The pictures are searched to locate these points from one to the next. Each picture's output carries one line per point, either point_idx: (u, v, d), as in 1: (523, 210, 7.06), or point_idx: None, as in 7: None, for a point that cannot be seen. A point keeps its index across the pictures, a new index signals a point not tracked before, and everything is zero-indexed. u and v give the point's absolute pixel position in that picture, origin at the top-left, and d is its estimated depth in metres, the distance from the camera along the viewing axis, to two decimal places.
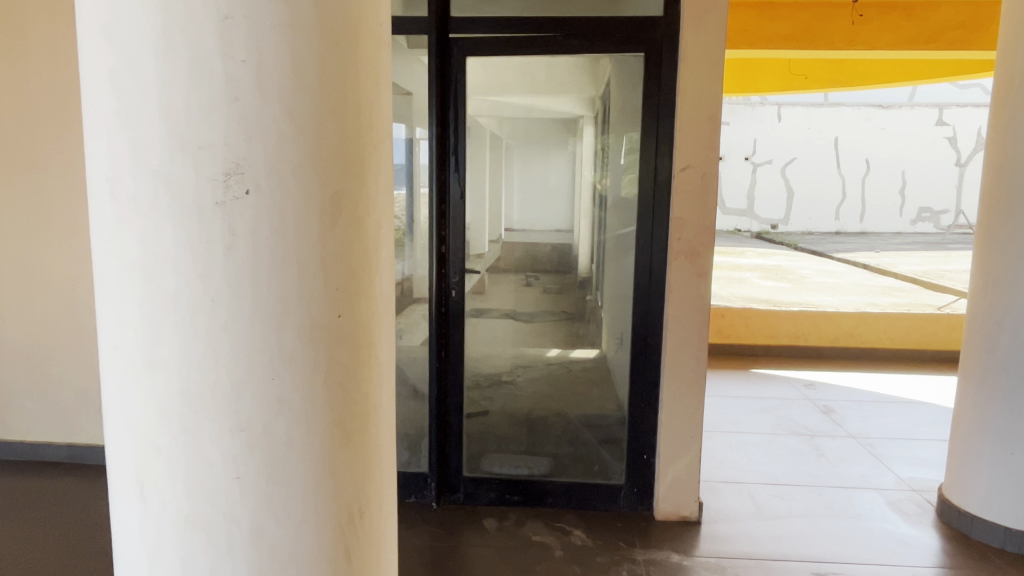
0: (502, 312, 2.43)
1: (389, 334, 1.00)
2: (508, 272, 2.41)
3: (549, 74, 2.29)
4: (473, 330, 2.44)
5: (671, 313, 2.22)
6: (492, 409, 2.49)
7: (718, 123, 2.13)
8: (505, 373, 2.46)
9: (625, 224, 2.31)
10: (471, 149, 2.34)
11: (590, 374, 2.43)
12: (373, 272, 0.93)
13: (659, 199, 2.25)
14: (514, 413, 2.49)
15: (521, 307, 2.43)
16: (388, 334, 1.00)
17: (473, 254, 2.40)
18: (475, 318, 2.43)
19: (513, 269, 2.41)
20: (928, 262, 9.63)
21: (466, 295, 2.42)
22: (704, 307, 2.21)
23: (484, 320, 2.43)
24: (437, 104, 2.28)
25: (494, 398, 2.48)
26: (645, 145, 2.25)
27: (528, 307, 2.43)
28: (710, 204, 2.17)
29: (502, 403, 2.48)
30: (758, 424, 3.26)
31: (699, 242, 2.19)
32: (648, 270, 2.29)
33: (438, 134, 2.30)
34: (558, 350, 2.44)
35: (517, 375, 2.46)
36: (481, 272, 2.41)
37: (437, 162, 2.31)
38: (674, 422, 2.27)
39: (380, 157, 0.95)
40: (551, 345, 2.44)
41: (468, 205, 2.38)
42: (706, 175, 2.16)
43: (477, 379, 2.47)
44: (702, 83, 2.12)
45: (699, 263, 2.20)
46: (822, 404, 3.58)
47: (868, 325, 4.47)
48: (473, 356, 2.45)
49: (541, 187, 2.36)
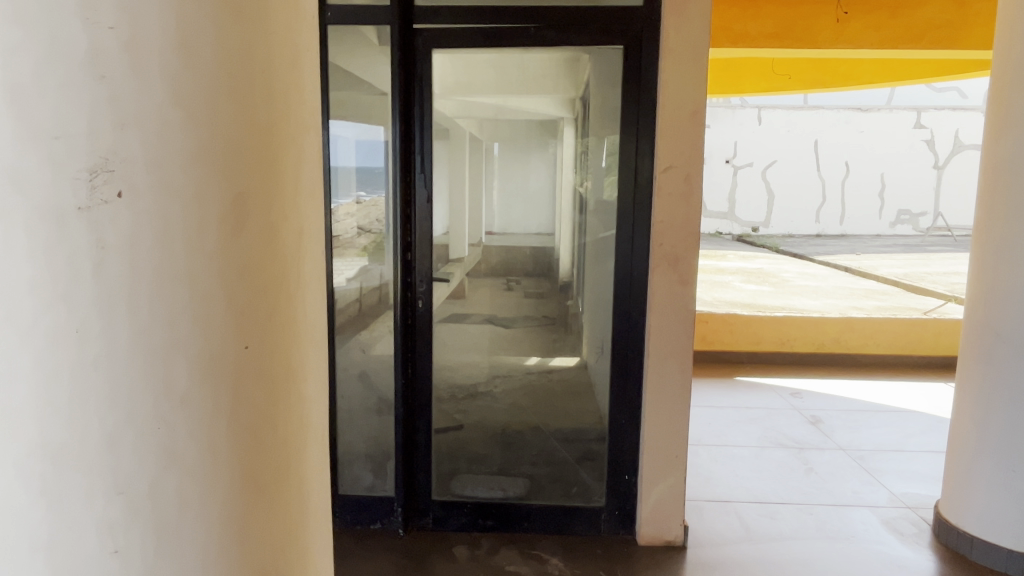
0: (481, 317, 2.27)
1: (316, 358, 0.87)
2: (487, 277, 2.25)
3: (522, 70, 2.13)
4: (444, 342, 2.28)
5: (654, 325, 2.08)
6: (465, 423, 2.32)
7: (701, 121, 1.99)
8: (481, 384, 2.30)
9: (605, 226, 2.16)
10: (440, 149, 2.19)
11: (569, 384, 2.28)
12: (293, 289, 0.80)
13: (642, 202, 2.10)
14: (489, 428, 2.33)
15: (499, 313, 2.27)
16: (315, 358, 0.87)
17: (452, 258, 2.24)
18: (445, 328, 2.27)
19: (491, 273, 2.25)
20: (908, 265, 9.59)
21: (437, 302, 2.25)
22: (688, 317, 2.07)
23: (463, 326, 2.27)
24: (401, 100, 2.10)
25: (468, 412, 2.31)
26: (627, 144, 2.10)
27: (505, 312, 2.27)
28: (693, 207, 2.03)
29: (476, 416, 2.32)
30: (744, 436, 3.12)
31: (682, 248, 2.04)
32: (628, 277, 2.14)
33: (403, 132, 2.13)
34: (537, 358, 2.28)
35: (494, 386, 2.30)
36: (459, 277, 2.25)
37: (401, 162, 2.14)
38: (657, 441, 2.13)
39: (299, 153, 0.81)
40: (529, 353, 2.28)
41: (439, 208, 2.23)
42: (689, 177, 2.01)
43: (451, 391, 2.30)
44: (684, 78, 1.98)
45: (682, 271, 2.05)
46: (809, 414, 3.45)
47: (854, 331, 4.36)
48: (446, 365, 2.29)
49: (521, 191, 2.21)
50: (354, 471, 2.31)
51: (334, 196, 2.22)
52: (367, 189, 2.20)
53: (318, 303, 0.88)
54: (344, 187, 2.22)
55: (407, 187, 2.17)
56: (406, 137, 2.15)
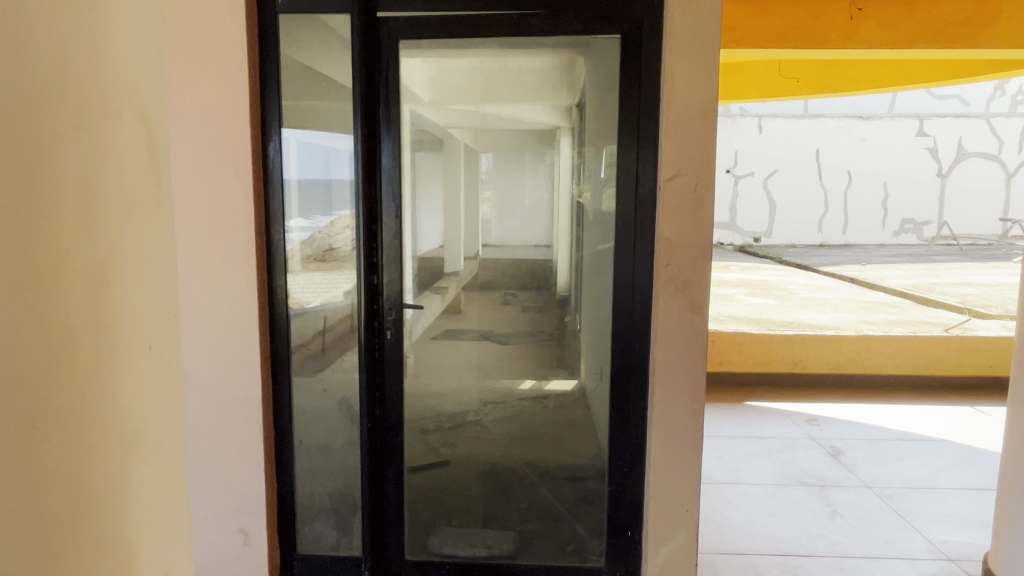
0: (477, 333, 2.01)
1: (144, 478, 0.56)
2: (486, 290, 2.01)
3: (507, 73, 1.88)
4: (425, 372, 2.00)
5: (659, 359, 1.78)
6: (453, 458, 2.06)
7: (713, 120, 1.70)
8: (470, 413, 2.03)
9: (603, 242, 1.87)
10: (428, 160, 1.94)
11: (566, 413, 2.01)
12: (85, 380, 0.48)
13: (643, 215, 1.82)
14: (479, 463, 2.07)
15: (496, 328, 2.00)
16: (143, 478, 0.56)
17: (446, 272, 2.00)
18: (427, 354, 2.00)
19: (484, 287, 2.01)
20: (917, 275, 9.29)
21: (427, 320, 1.99)
22: (700, 348, 1.77)
23: (454, 344, 2.00)
24: (363, 103, 1.84)
25: (455, 446, 2.05)
26: (624, 149, 1.82)
27: (502, 328, 2.00)
28: (703, 220, 1.73)
29: (464, 451, 2.06)
30: (759, 472, 2.82)
31: (692, 269, 1.75)
32: (628, 297, 1.85)
33: (366, 137, 1.87)
34: (532, 381, 2.02)
35: (485, 415, 2.04)
36: (455, 290, 2.00)
37: (364, 174, 1.88)
38: (663, 492, 1.83)
39: (105, 154, 0.49)
40: (521, 376, 2.02)
41: (430, 221, 1.99)
42: (698, 187, 1.72)
43: (437, 420, 2.03)
44: (692, 70, 1.70)
45: (693, 295, 1.76)
46: (829, 444, 3.15)
47: (872, 351, 4.06)
48: (431, 393, 2.02)
49: (515, 202, 1.95)
50: (315, 528, 2.00)
51: (319, 213, 1.89)
52: (330, 207, 1.89)
53: (156, 390, 0.57)
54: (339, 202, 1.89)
55: (373, 202, 1.93)
56: (369, 145, 1.90)
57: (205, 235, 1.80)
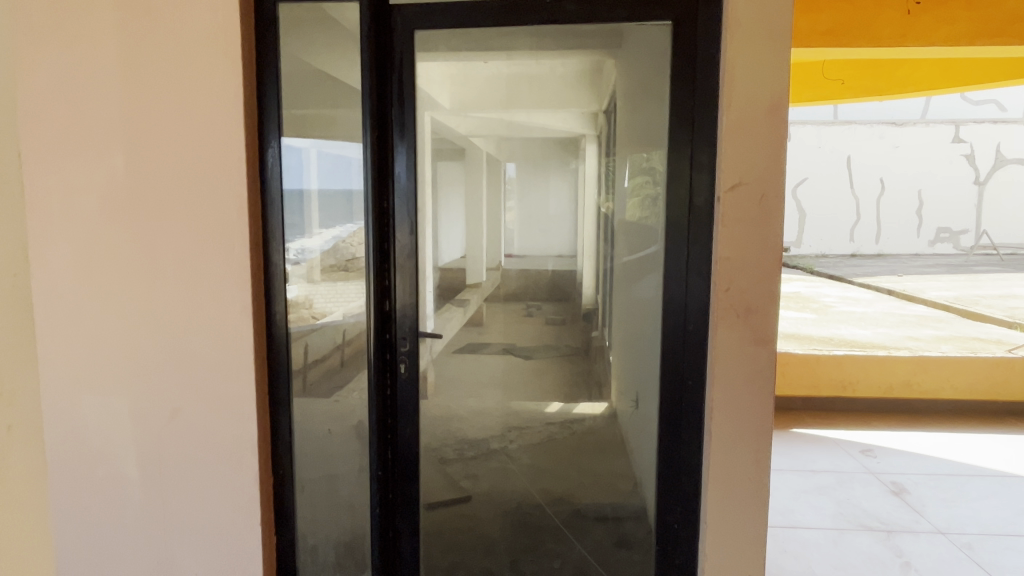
0: (500, 347, 1.80)
1: None
2: (509, 302, 1.80)
3: (532, 79, 1.68)
4: (444, 394, 1.80)
5: (716, 400, 1.52)
6: (474, 493, 1.85)
7: (782, 118, 1.43)
8: (493, 439, 1.82)
9: (651, 266, 1.64)
10: (449, 170, 1.75)
11: (597, 441, 1.81)
12: None
13: (698, 231, 1.56)
14: (502, 499, 1.86)
15: (521, 341, 1.80)
16: None
17: (467, 284, 1.79)
18: (449, 370, 1.80)
19: (509, 298, 1.80)
20: (958, 287, 8.87)
21: (448, 331, 1.79)
22: (765, 388, 1.50)
23: (477, 359, 1.80)
24: (373, 107, 1.65)
25: (477, 478, 1.84)
26: (674, 156, 1.57)
27: (526, 341, 1.80)
28: (770, 237, 1.46)
29: (487, 483, 1.84)
30: (815, 514, 2.54)
31: (755, 295, 1.48)
32: (680, 321, 1.60)
33: (376, 144, 1.67)
34: (559, 405, 1.82)
35: (509, 442, 1.83)
36: (476, 302, 1.80)
37: (373, 182, 1.66)
38: (722, 554, 1.56)
39: None
40: (547, 399, 1.81)
41: (450, 229, 1.78)
42: (764, 198, 1.45)
43: (457, 447, 1.82)
44: (758, 61, 1.44)
45: (756, 325, 1.49)
46: (890, 481, 2.85)
47: (929, 373, 3.75)
48: (450, 417, 1.81)
49: (540, 212, 1.75)
50: None
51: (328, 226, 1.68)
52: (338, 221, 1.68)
53: None
54: (351, 214, 1.68)
55: (383, 214, 1.72)
56: (379, 153, 1.69)
57: (194, 257, 1.57)
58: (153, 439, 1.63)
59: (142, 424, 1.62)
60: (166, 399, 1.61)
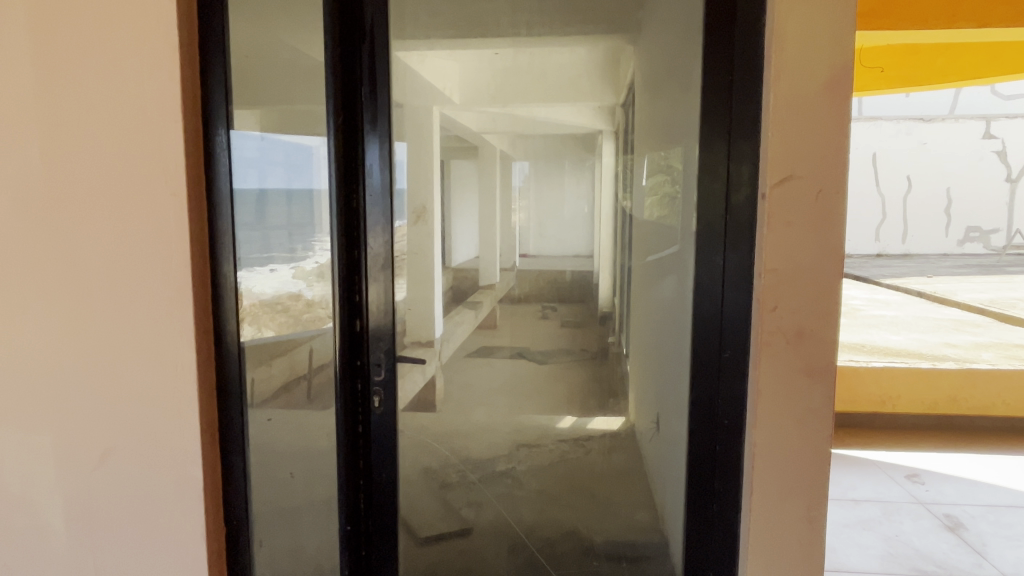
0: (512, 351, 1.62)
1: None
2: (524, 303, 1.62)
3: (536, 63, 1.47)
4: (456, 403, 1.60)
5: (758, 446, 1.23)
6: (475, 523, 1.65)
7: (846, 92, 1.13)
8: (500, 461, 1.63)
9: (680, 273, 1.39)
10: (462, 170, 1.56)
11: (612, 462, 1.61)
12: None
13: (736, 236, 1.27)
14: (506, 530, 1.65)
15: (534, 346, 1.62)
16: None
17: (481, 285, 1.62)
18: (456, 375, 1.61)
19: (525, 299, 1.62)
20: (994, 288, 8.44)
21: (456, 338, 1.61)
22: (818, 433, 1.21)
23: (485, 363, 1.61)
24: (338, 89, 1.39)
25: (480, 507, 1.64)
26: (705, 145, 1.28)
27: (541, 345, 1.62)
28: (829, 245, 1.17)
29: (491, 511, 1.64)
30: (861, 554, 2.24)
31: (809, 315, 1.18)
32: (713, 345, 1.31)
33: (341, 135, 1.41)
34: (573, 420, 1.62)
35: (517, 463, 1.63)
36: (486, 303, 1.62)
37: (340, 180, 1.41)
38: None
39: None
40: (561, 413, 1.62)
41: (464, 229, 1.60)
42: (822, 193, 1.15)
43: (460, 469, 1.62)
44: (815, 21, 1.14)
45: (810, 351, 1.19)
46: (943, 513, 2.53)
47: (978, 389, 3.42)
48: (450, 433, 1.60)
49: (556, 208, 1.56)
50: None
51: (287, 232, 1.42)
52: (303, 235, 1.43)
53: None
54: (315, 224, 1.43)
55: (352, 216, 1.45)
56: (345, 145, 1.42)
57: (126, 271, 1.31)
58: (84, 481, 1.38)
59: (69, 463, 1.38)
60: (97, 437, 1.36)
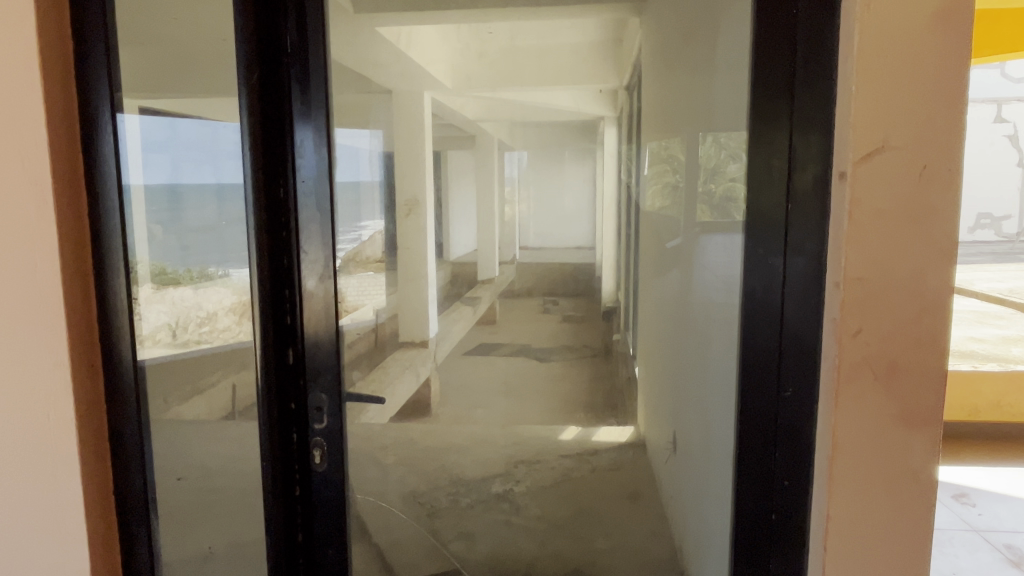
0: (514, 347, 1.57)
1: None
2: (526, 298, 1.62)
3: (536, 28, 1.36)
4: (455, 401, 1.48)
5: (834, 518, 0.90)
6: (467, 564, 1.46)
7: (963, 26, 0.80)
8: (495, 481, 1.44)
9: (731, 255, 1.06)
10: (460, 164, 1.52)
11: (620, 479, 1.53)
12: None
13: (801, 229, 0.94)
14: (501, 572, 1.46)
15: (537, 343, 1.57)
16: None
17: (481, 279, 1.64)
18: (458, 373, 1.49)
19: (526, 294, 1.62)
20: None
21: (456, 332, 1.50)
22: (914, 496, 0.88)
23: (488, 359, 1.51)
24: (252, 47, 1.05)
25: (472, 540, 1.46)
26: (754, 111, 0.96)
27: (542, 340, 1.57)
28: (934, 244, 0.83)
29: (487, 543, 1.47)
30: None
31: (904, 343, 0.85)
32: (766, 375, 0.99)
33: (257, 102, 1.07)
34: (575, 432, 1.51)
35: (514, 484, 1.45)
36: (487, 299, 1.62)
37: (260, 165, 1.08)
38: None
39: None
40: (564, 422, 1.51)
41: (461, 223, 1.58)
42: (926, 172, 0.82)
43: (453, 493, 1.45)
44: None
45: (904, 393, 0.86)
46: (1003, 543, 2.20)
47: None
48: (443, 454, 1.45)
49: (556, 204, 1.51)
50: None
51: (195, 236, 1.12)
52: (232, 241, 1.12)
53: None
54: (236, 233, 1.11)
55: (279, 210, 1.10)
56: (266, 116, 1.08)
57: None
58: None
59: None
60: None
